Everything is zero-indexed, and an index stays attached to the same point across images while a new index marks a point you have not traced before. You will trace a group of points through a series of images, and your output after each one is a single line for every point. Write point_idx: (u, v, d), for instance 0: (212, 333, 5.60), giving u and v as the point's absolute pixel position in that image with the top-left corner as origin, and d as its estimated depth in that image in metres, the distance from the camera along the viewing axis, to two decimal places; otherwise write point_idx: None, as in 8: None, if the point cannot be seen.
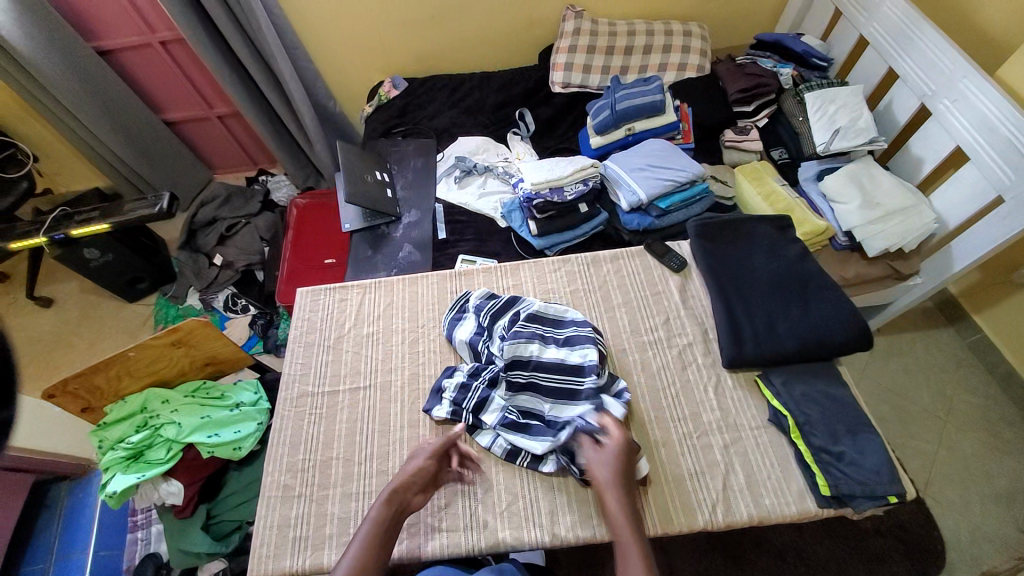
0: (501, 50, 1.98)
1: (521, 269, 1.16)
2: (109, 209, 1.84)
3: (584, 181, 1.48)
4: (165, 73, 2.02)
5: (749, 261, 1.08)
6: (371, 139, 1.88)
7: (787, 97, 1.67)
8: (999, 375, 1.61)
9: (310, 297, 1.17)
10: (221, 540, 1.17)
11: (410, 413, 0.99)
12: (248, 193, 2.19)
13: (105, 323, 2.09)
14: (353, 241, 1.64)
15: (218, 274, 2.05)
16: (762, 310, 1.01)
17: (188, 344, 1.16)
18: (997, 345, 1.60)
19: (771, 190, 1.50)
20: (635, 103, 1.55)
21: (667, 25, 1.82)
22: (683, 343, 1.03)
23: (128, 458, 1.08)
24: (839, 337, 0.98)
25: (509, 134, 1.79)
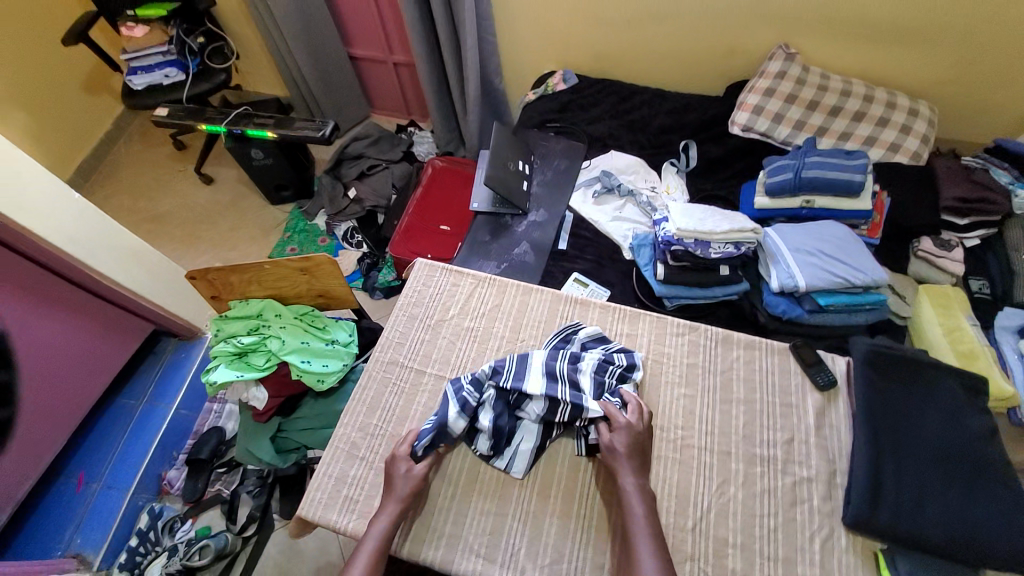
0: (687, 72, 1.84)
1: (640, 320, 1.07)
2: (284, 121, 2.02)
3: (737, 245, 1.32)
4: (363, 11, 2.15)
5: (918, 414, 0.88)
6: (524, 127, 1.86)
7: (1013, 225, 1.40)
8: None
9: (427, 270, 1.18)
10: (281, 454, 1.27)
11: None
12: (395, 140, 2.31)
13: (245, 215, 2.34)
14: (476, 221, 1.64)
15: (348, 206, 2.19)
16: (915, 478, 0.83)
17: (312, 274, 1.22)
18: None
19: (957, 326, 1.25)
20: (827, 176, 1.35)
21: (891, 95, 1.56)
22: (801, 475, 0.88)
23: (234, 354, 1.18)
24: (1008, 552, 0.78)
25: (664, 163, 1.67)
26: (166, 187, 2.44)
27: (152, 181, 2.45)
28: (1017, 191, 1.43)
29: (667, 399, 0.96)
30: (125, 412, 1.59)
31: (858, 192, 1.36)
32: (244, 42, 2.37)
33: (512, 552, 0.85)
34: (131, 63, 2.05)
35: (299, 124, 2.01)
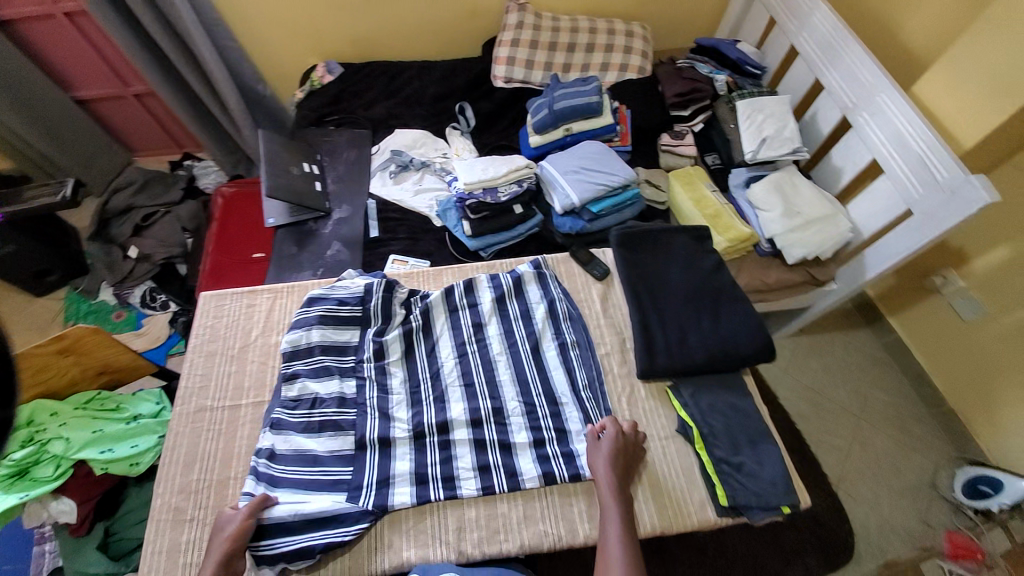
0: (444, 39, 1.92)
1: (444, 275, 1.15)
2: (8, 196, 1.70)
3: (519, 182, 1.46)
4: (68, 46, 1.83)
5: (666, 270, 1.09)
6: (301, 128, 1.79)
7: (721, 103, 1.71)
8: (910, 374, 1.74)
9: (215, 301, 1.08)
10: (121, 559, 1.07)
11: None
12: (170, 180, 2.04)
13: (5, 319, 1.91)
14: (277, 237, 1.55)
15: (134, 267, 1.90)
16: (675, 320, 1.03)
17: (78, 352, 1.06)
18: (912, 350, 1.73)
19: (702, 195, 1.54)
20: (572, 103, 1.54)
21: (609, 23, 1.83)
22: (601, 352, 1.04)
23: (9, 476, 0.97)
24: (745, 348, 1.01)
25: (448, 128, 1.75)
26: None
27: None
28: (717, 76, 1.74)
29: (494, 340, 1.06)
30: None
31: (599, 110, 1.56)
32: None
33: (378, 533, 0.86)
34: None
35: (31, 194, 1.70)
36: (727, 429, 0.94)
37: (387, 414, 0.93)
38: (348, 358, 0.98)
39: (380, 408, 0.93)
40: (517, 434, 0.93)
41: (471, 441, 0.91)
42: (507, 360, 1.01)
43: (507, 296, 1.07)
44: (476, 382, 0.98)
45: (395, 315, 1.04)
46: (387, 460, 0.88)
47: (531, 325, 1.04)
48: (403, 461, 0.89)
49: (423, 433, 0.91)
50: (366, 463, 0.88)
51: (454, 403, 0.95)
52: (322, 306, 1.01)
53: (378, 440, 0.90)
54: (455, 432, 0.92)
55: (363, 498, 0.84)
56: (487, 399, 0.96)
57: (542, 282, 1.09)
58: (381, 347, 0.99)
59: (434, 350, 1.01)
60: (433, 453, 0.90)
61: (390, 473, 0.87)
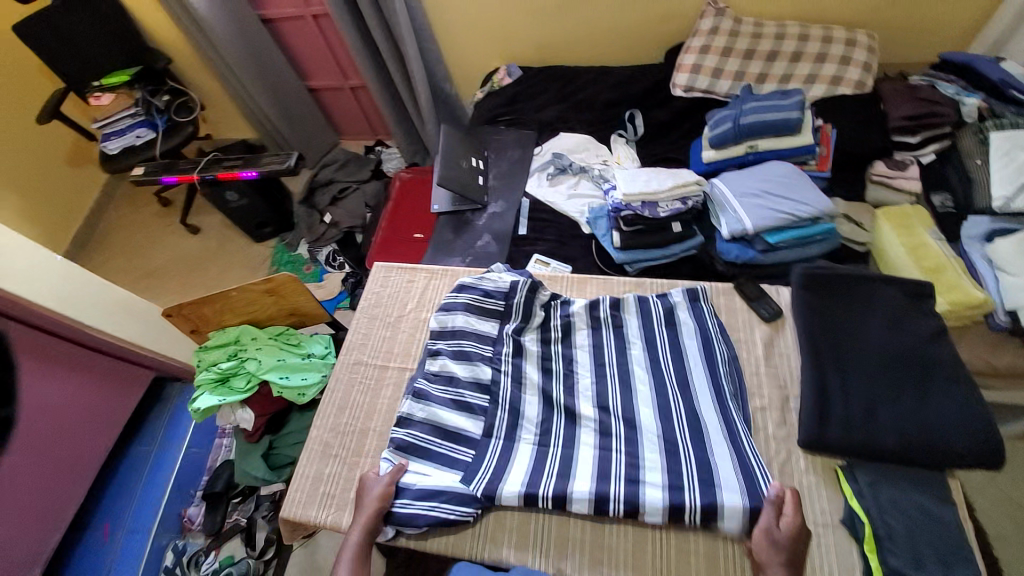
0: (627, 45, 1.88)
1: (589, 284, 1.11)
2: (251, 160, 2.13)
3: (684, 199, 1.34)
4: (311, 46, 2.27)
5: (862, 326, 0.88)
6: (476, 125, 1.92)
7: (965, 133, 1.37)
8: None
9: (384, 271, 1.21)
10: (276, 470, 1.29)
11: None
12: (362, 161, 2.40)
13: (234, 256, 2.45)
14: (439, 223, 1.68)
15: (325, 230, 2.26)
16: (863, 389, 0.82)
17: (279, 294, 1.28)
18: None
19: (920, 242, 1.24)
20: (765, 118, 1.38)
21: (826, 30, 1.58)
22: (755, 405, 0.89)
23: (217, 380, 1.23)
24: (961, 446, 0.77)
25: (613, 136, 1.71)
26: (159, 244, 2.56)
27: (145, 240, 2.58)
28: (965, 99, 1.40)
29: (638, 358, 0.96)
30: (139, 460, 1.71)
31: (796, 127, 1.37)
32: (209, 94, 2.50)
33: (484, 524, 0.87)
34: (103, 130, 2.15)
35: (267, 159, 2.11)
36: (912, 537, 0.73)
37: (516, 417, 0.92)
38: (488, 347, 1.00)
39: (512, 406, 0.92)
40: (649, 473, 0.82)
41: (596, 461, 0.85)
42: (650, 390, 0.92)
43: (657, 322, 0.99)
44: (613, 407, 0.91)
45: (536, 316, 1.03)
46: (506, 461, 0.87)
47: (682, 358, 0.94)
48: (522, 465, 0.87)
49: (548, 442, 0.89)
50: (488, 453, 0.88)
51: (585, 421, 0.90)
52: (472, 293, 1.06)
53: (506, 427, 0.91)
54: (580, 446, 0.87)
55: (474, 486, 0.85)
56: (621, 427, 0.88)
57: (695, 308, 0.99)
58: (520, 347, 0.99)
59: (571, 363, 0.98)
60: (553, 460, 0.87)
61: (504, 473, 0.86)
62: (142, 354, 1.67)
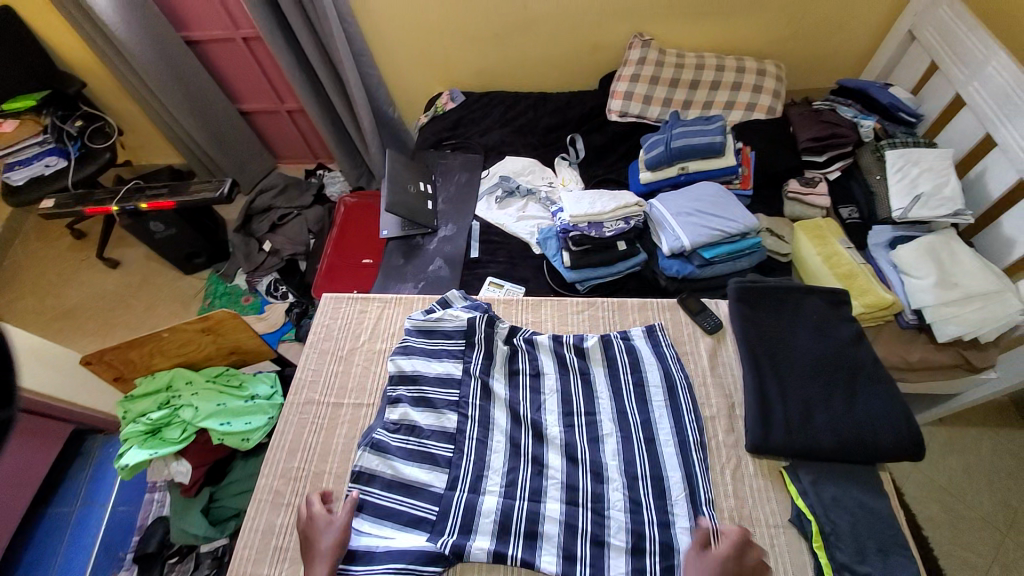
0: (564, 72, 1.97)
1: (542, 307, 1.12)
2: (177, 188, 1.99)
3: (626, 220, 1.42)
4: (242, 69, 2.17)
5: (793, 335, 0.98)
6: (421, 149, 1.92)
7: (865, 151, 1.54)
8: None
9: (333, 303, 1.17)
10: (218, 525, 1.17)
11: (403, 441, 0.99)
12: (304, 186, 2.31)
13: (161, 290, 2.26)
14: (388, 249, 1.65)
15: (265, 259, 2.14)
16: (799, 395, 0.92)
17: (217, 333, 1.20)
18: None
19: (834, 251, 1.39)
20: (692, 142, 1.48)
21: (739, 61, 1.75)
22: (705, 415, 0.95)
23: (146, 432, 1.11)
24: (887, 441, 0.86)
25: (556, 158, 1.77)
26: (71, 281, 2.31)
27: (52, 277, 2.32)
28: (861, 122, 1.58)
29: (602, 384, 0.99)
30: (59, 521, 1.54)
31: (721, 151, 1.48)
32: (128, 118, 2.32)
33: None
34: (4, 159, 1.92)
35: (194, 188, 1.97)
36: (854, 531, 0.80)
37: (482, 470, 0.89)
38: (453, 391, 0.98)
39: (477, 455, 0.90)
40: (614, 533, 0.82)
41: (562, 525, 0.83)
42: (617, 439, 0.92)
43: (622, 366, 1.01)
44: (580, 457, 0.91)
45: (500, 358, 1.02)
46: (473, 508, 0.85)
47: (646, 402, 0.96)
48: (487, 520, 0.84)
49: (515, 489, 0.87)
50: (452, 506, 0.85)
51: (551, 471, 0.89)
52: (434, 337, 1.04)
53: (474, 460, 0.90)
54: (548, 485, 0.88)
55: (441, 541, 0.81)
56: (588, 479, 0.88)
57: (654, 342, 1.03)
58: (486, 389, 0.98)
59: (538, 408, 0.97)
60: (519, 514, 0.85)
61: (473, 522, 0.84)
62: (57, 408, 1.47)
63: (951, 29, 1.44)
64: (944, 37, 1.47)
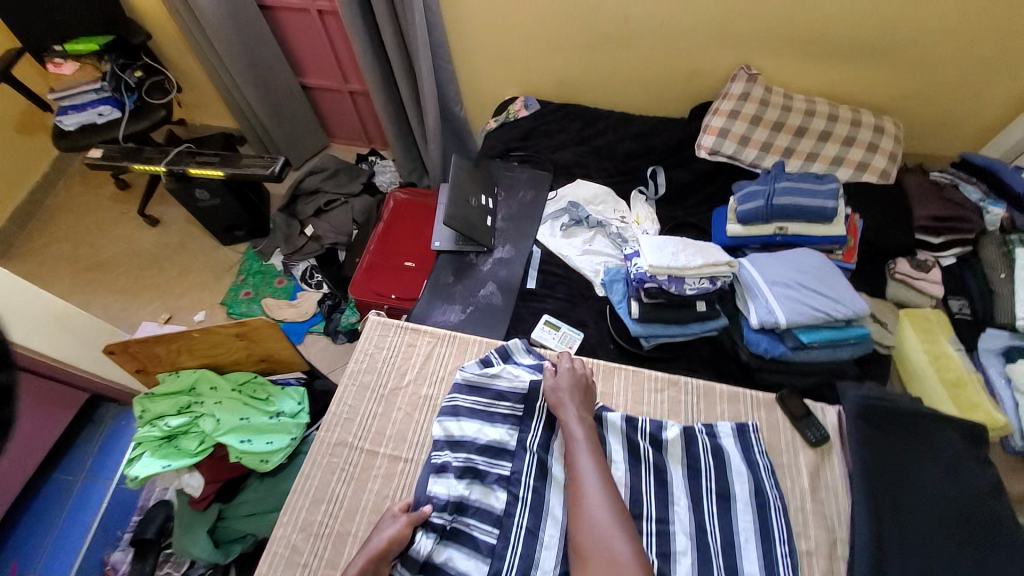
0: (652, 95, 1.80)
1: (616, 376, 0.98)
2: (229, 158, 1.90)
3: (713, 279, 1.25)
4: (312, 43, 2.07)
5: (918, 473, 0.81)
6: (486, 157, 1.78)
7: (988, 243, 1.36)
8: None
9: (380, 329, 1.05)
10: (222, 547, 1.09)
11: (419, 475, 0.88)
12: (354, 172, 2.20)
13: (196, 258, 2.19)
14: (438, 262, 1.53)
15: (305, 244, 2.05)
16: (924, 549, 0.75)
17: (250, 339, 1.10)
18: None
19: (942, 350, 1.21)
20: (800, 203, 1.31)
21: (854, 114, 1.56)
22: (801, 549, 0.79)
23: (161, 439, 1.03)
24: None
25: (632, 191, 1.62)
26: (110, 233, 2.27)
27: (92, 226, 2.29)
28: (988, 207, 1.40)
29: (680, 487, 0.82)
30: (62, 488, 1.48)
31: (831, 217, 1.32)
32: (189, 76, 2.25)
33: None
34: (60, 102, 1.90)
35: (247, 162, 1.89)
36: None
37: (530, 570, 0.75)
38: (505, 464, 0.85)
39: (526, 550, 0.77)
40: None
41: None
42: (693, 561, 0.75)
43: (704, 470, 0.84)
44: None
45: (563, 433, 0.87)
46: None
47: (730, 521, 0.80)
48: None
49: None
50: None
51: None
52: (487, 394, 0.92)
53: (519, 556, 0.76)
54: None
55: None
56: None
57: (745, 447, 0.87)
58: (544, 466, 0.84)
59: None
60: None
61: None
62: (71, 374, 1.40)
63: None
64: None
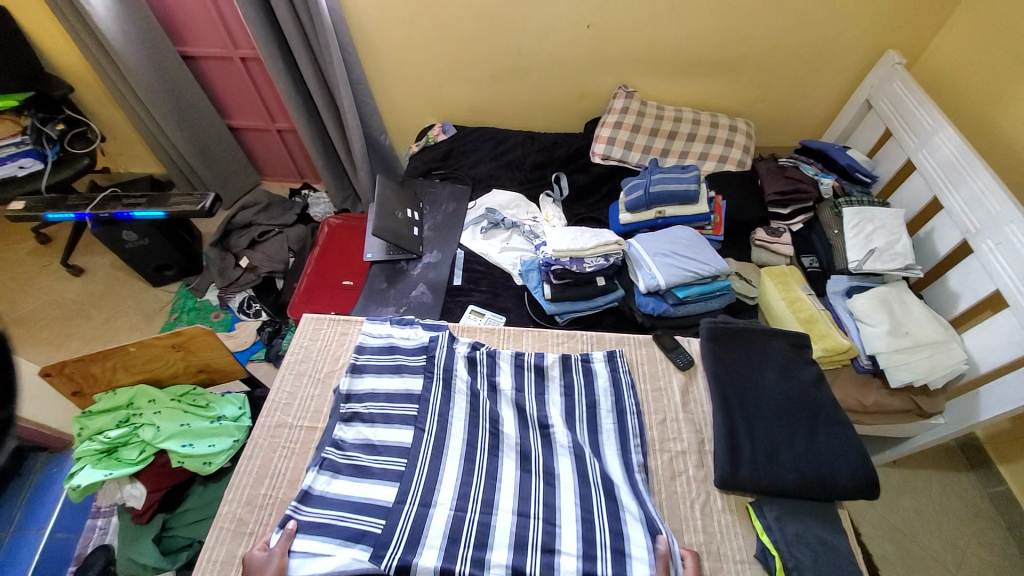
0: (551, 115, 2.08)
1: (524, 337, 1.19)
2: (156, 199, 1.95)
3: (606, 257, 1.48)
4: (236, 87, 2.19)
5: (760, 376, 1.05)
6: (410, 177, 1.97)
7: (824, 209, 1.68)
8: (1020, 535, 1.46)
9: (313, 324, 1.19)
10: (169, 555, 1.13)
11: (298, 469, 0.96)
12: (288, 205, 2.31)
13: (126, 301, 2.17)
14: (372, 271, 1.67)
15: (241, 275, 2.12)
16: (764, 433, 0.97)
17: (188, 349, 1.17)
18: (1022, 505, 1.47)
19: (796, 297, 1.47)
20: (669, 188, 1.58)
21: (713, 118, 1.89)
22: (676, 450, 1.00)
23: (101, 452, 1.08)
24: (843, 481, 0.92)
25: (541, 195, 1.85)
26: (28, 287, 2.20)
27: (8, 282, 2.21)
28: (823, 179, 1.71)
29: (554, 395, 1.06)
30: None
31: (695, 198, 1.59)
32: (112, 126, 2.30)
33: None
34: None
35: (176, 200, 1.94)
36: (816, 566, 0.82)
37: (434, 479, 0.89)
38: (410, 394, 1.01)
39: (430, 458, 0.91)
40: (563, 542, 0.83)
41: (513, 538, 0.83)
42: (564, 430, 0.99)
43: (577, 382, 1.07)
44: (530, 466, 0.93)
45: (462, 366, 1.05)
46: (429, 492, 0.87)
47: (596, 421, 1.02)
48: (434, 536, 0.82)
49: (484, 495, 0.88)
50: (400, 521, 0.83)
51: (504, 484, 0.90)
52: (393, 356, 1.08)
53: (425, 467, 0.90)
54: (499, 489, 0.89)
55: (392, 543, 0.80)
56: (538, 489, 0.90)
57: (613, 366, 1.09)
58: (446, 400, 0.99)
59: (496, 418, 0.99)
60: (471, 528, 0.84)
61: (421, 534, 0.82)
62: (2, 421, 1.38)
63: (903, 101, 1.61)
64: (899, 105, 1.63)
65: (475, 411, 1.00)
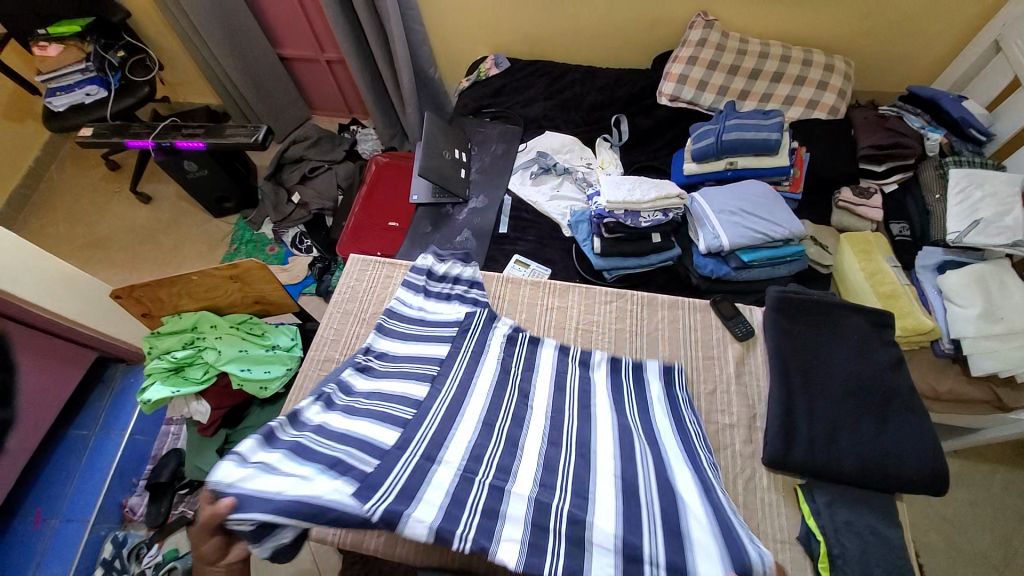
0: (615, 47, 1.87)
1: (570, 293, 1.14)
2: (213, 130, 1.97)
3: (665, 212, 1.36)
4: (286, 13, 2.10)
5: (829, 353, 0.96)
6: (459, 115, 1.87)
7: (927, 167, 1.45)
8: None
9: (360, 265, 1.19)
10: None
11: None
12: (337, 140, 2.30)
13: (189, 230, 2.29)
14: (417, 213, 1.65)
15: (293, 211, 2.16)
16: (826, 415, 0.90)
17: (244, 281, 1.21)
18: None
19: (879, 268, 1.31)
20: (746, 137, 1.40)
21: (807, 53, 1.62)
22: (723, 423, 0.95)
23: (169, 370, 1.17)
24: (910, 472, 0.84)
25: (598, 139, 1.71)
26: (104, 212, 2.36)
27: (86, 206, 2.38)
28: (930, 134, 1.48)
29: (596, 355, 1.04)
30: (78, 443, 1.60)
31: (775, 148, 1.41)
32: (170, 53, 2.30)
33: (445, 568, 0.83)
34: (48, 84, 1.96)
35: (231, 132, 1.96)
36: (863, 556, 0.78)
37: (451, 422, 0.80)
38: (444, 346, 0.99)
39: (448, 405, 0.82)
40: (596, 513, 0.65)
41: (532, 502, 0.66)
42: (606, 400, 0.91)
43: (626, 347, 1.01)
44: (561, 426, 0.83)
45: (497, 344, 1.01)
46: (443, 433, 0.76)
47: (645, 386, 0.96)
48: (441, 478, 0.68)
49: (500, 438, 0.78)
50: (394, 468, 0.68)
51: (525, 454, 0.75)
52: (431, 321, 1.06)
53: (445, 408, 0.82)
54: (524, 438, 0.79)
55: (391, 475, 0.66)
56: (570, 449, 0.77)
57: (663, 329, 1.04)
58: (468, 368, 0.92)
59: None
60: (479, 491, 0.67)
61: (427, 474, 0.68)
62: (82, 333, 1.55)
63: None
64: None
65: (507, 366, 0.95)
